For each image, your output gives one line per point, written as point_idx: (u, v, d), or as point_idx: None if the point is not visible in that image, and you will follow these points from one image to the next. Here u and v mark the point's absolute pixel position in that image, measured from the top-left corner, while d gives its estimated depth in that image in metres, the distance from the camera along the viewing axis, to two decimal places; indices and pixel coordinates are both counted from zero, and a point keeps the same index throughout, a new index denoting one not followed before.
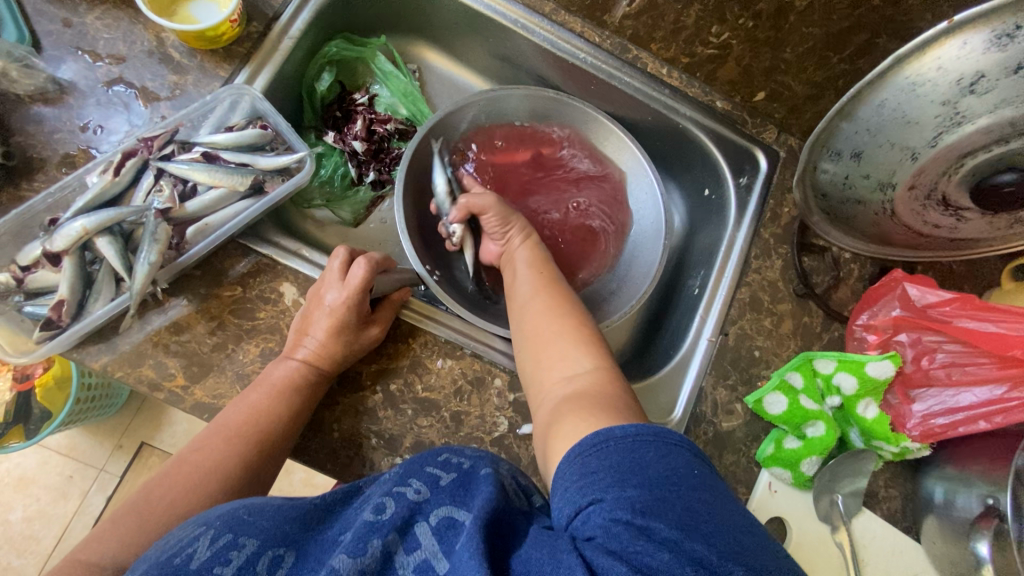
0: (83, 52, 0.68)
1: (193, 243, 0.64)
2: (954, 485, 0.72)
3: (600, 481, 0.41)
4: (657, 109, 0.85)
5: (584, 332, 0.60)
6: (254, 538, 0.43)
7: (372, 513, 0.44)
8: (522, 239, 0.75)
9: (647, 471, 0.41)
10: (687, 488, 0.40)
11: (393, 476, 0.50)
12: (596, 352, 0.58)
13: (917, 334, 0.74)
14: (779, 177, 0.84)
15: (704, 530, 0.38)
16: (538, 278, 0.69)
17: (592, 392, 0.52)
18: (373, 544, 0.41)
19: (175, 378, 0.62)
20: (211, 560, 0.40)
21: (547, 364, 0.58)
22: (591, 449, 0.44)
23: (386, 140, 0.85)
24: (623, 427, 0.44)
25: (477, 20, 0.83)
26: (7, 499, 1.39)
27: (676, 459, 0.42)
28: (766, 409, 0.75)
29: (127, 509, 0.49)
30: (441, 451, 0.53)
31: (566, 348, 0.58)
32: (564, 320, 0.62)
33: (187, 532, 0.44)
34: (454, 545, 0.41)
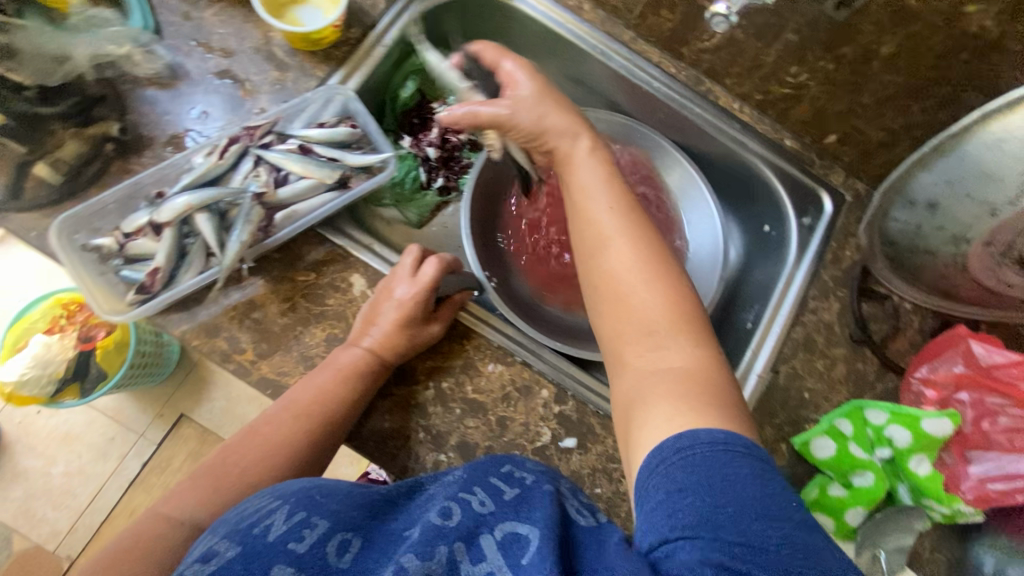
0: (196, 43, 0.73)
1: (280, 228, 0.69)
2: (1008, 559, 0.71)
3: (685, 502, 0.42)
4: (725, 142, 0.86)
5: (677, 291, 0.58)
6: (323, 522, 0.46)
7: (439, 516, 0.47)
8: (596, 154, 0.68)
9: (741, 499, 0.41)
10: (782, 523, 0.41)
11: (459, 480, 0.52)
12: (686, 323, 0.56)
13: (979, 394, 0.73)
14: (843, 221, 0.84)
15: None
16: (618, 201, 0.64)
17: (696, 378, 0.51)
18: (439, 550, 0.44)
19: (245, 352, 0.65)
20: (287, 535, 0.44)
21: (637, 331, 0.56)
22: (676, 456, 0.45)
23: (457, 149, 0.90)
24: (710, 432, 0.45)
25: (555, 42, 0.87)
26: (53, 453, 1.47)
27: (770, 483, 0.43)
28: (812, 452, 0.74)
29: (209, 470, 0.55)
30: (505, 462, 0.55)
31: (657, 316, 0.56)
32: (649, 272, 0.59)
33: (266, 502, 0.49)
34: (519, 561, 0.43)
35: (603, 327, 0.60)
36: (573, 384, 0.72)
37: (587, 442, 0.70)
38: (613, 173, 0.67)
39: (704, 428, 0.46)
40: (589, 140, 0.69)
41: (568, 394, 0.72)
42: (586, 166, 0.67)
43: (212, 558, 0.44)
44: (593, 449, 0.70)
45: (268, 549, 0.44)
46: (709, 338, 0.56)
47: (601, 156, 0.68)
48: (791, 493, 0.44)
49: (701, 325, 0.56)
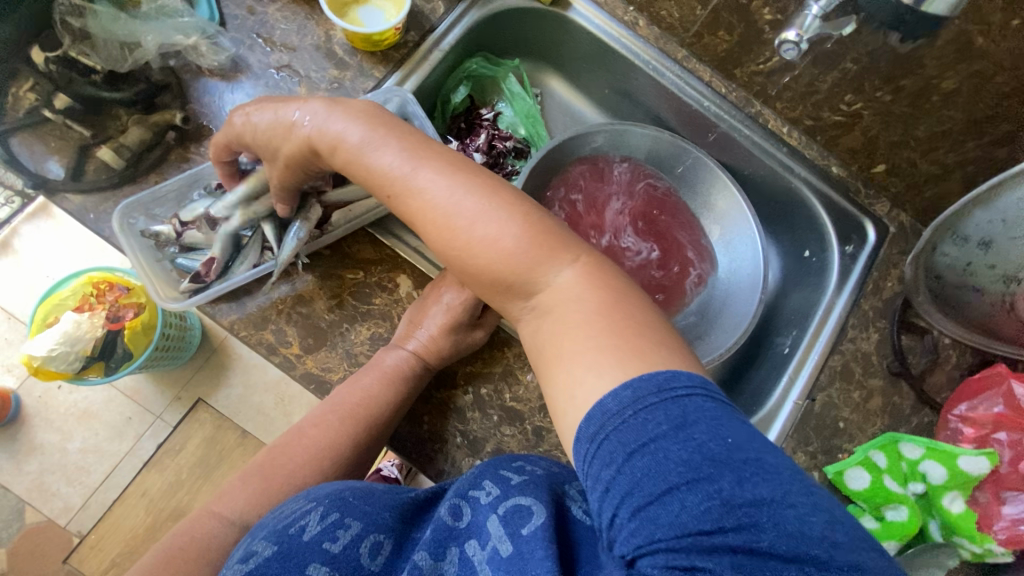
0: (259, 38, 0.74)
1: (334, 226, 0.69)
2: None
3: (621, 499, 0.40)
4: (772, 165, 0.86)
5: (515, 218, 0.50)
6: (355, 522, 0.48)
7: (451, 515, 0.50)
8: (360, 124, 0.54)
9: (667, 480, 0.39)
10: (722, 480, 0.39)
11: (469, 475, 0.55)
12: (552, 247, 0.50)
13: (1018, 435, 0.72)
14: (886, 251, 0.84)
15: (753, 543, 0.38)
16: (406, 156, 0.53)
17: (587, 312, 0.48)
18: (450, 552, 0.48)
19: (291, 346, 0.66)
20: (322, 535, 0.46)
21: (506, 287, 0.51)
22: (591, 448, 0.43)
23: (503, 156, 0.89)
24: (613, 398, 0.43)
25: (608, 56, 0.87)
26: (70, 429, 1.48)
27: (694, 436, 0.40)
28: (846, 483, 0.74)
29: (260, 469, 0.56)
30: (516, 458, 0.57)
31: (518, 260, 0.50)
32: (482, 211, 0.50)
33: (297, 504, 0.50)
34: (518, 532, 0.46)
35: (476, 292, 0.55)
36: None
37: None
38: (388, 129, 0.54)
39: (606, 394, 0.43)
40: (342, 108, 0.55)
41: None
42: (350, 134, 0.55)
43: (250, 557, 0.46)
44: None
45: (305, 548, 0.45)
46: (576, 245, 0.52)
47: (361, 113, 0.55)
48: (718, 418, 0.41)
49: (561, 237, 0.51)
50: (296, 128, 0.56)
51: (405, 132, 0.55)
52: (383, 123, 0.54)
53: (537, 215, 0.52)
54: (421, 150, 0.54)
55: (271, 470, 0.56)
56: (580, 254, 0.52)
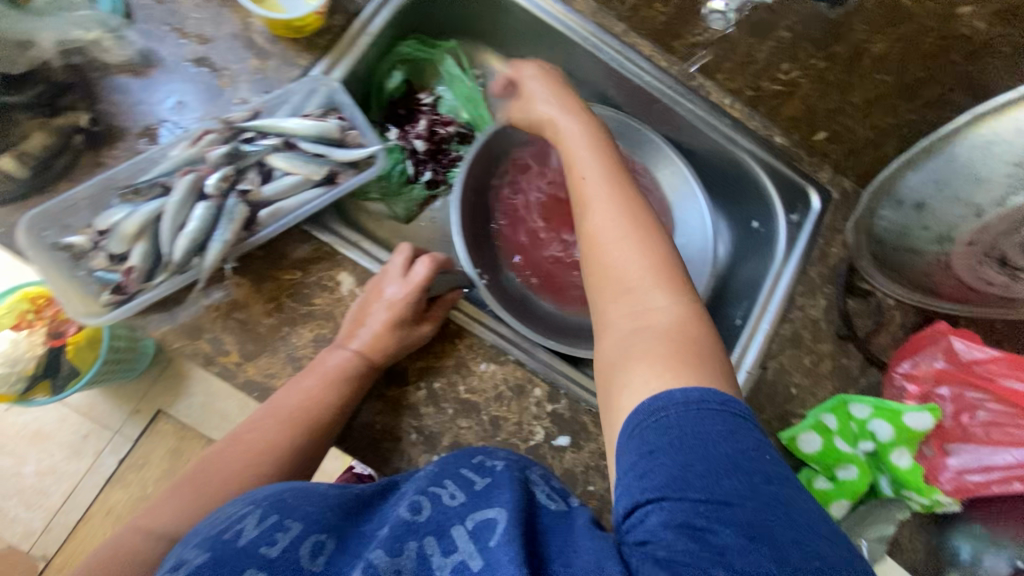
0: (170, 28, 0.69)
1: (264, 225, 0.66)
2: (982, 545, 0.74)
3: (656, 465, 0.44)
4: (715, 138, 0.86)
5: (653, 250, 0.60)
6: (297, 522, 0.47)
7: (409, 510, 0.50)
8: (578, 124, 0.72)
9: (708, 461, 0.43)
10: (755, 479, 0.43)
11: (428, 475, 0.56)
12: (671, 285, 0.57)
13: (958, 389, 0.75)
14: (830, 218, 0.85)
15: (769, 535, 0.41)
16: (605, 163, 0.68)
17: (670, 331, 0.53)
18: (409, 547, 0.47)
19: (230, 354, 0.63)
20: (260, 538, 0.45)
21: (615, 287, 0.59)
22: (649, 418, 0.47)
23: (446, 142, 0.88)
24: (686, 392, 0.47)
25: (548, 33, 0.85)
26: (23, 451, 1.42)
27: (742, 440, 0.45)
28: (799, 447, 0.75)
29: (190, 480, 0.53)
30: (476, 453, 0.59)
31: (638, 275, 0.58)
32: (637, 228, 0.61)
33: (235, 510, 0.49)
34: (488, 544, 0.46)
35: (591, 292, 0.62)
36: (567, 383, 0.72)
37: (580, 440, 0.70)
38: (599, 141, 0.70)
39: (680, 388, 0.48)
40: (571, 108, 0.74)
41: (561, 393, 0.71)
42: (570, 132, 0.71)
43: (181, 565, 0.44)
44: (585, 448, 0.70)
45: (240, 553, 0.44)
46: (689, 294, 0.57)
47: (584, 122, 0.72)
48: (764, 442, 0.46)
49: (676, 276, 0.58)
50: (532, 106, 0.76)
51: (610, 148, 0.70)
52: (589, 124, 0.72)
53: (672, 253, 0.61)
54: (612, 163, 0.68)
55: (205, 479, 0.53)
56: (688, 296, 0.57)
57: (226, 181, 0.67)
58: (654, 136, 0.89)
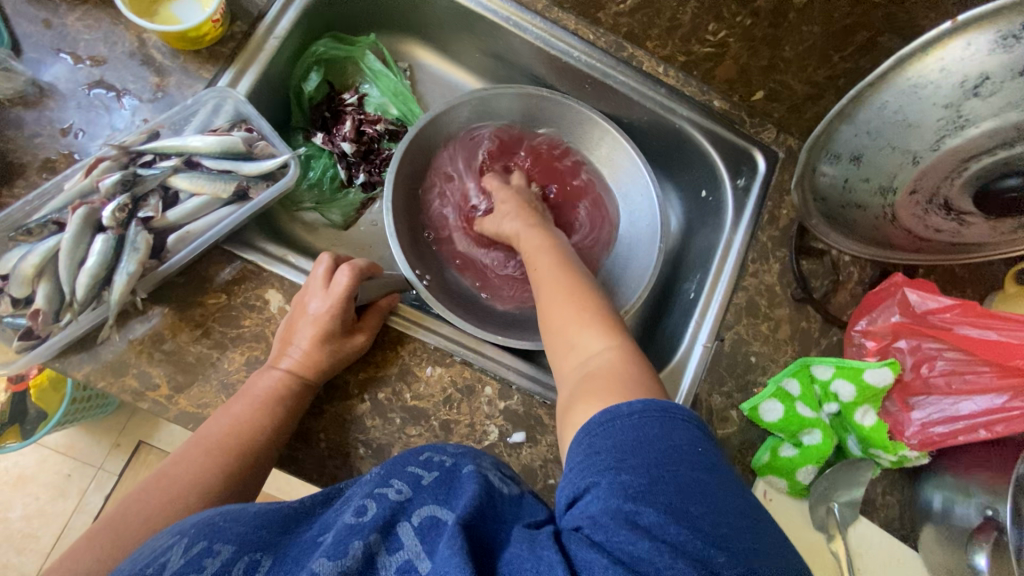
0: (63, 54, 0.67)
1: (174, 253, 0.63)
2: (953, 495, 0.73)
3: (596, 459, 0.42)
4: (654, 109, 0.83)
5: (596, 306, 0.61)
6: (230, 544, 0.45)
7: (354, 515, 0.46)
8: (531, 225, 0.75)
9: (645, 454, 0.41)
10: (688, 468, 0.41)
11: (374, 477, 0.51)
12: (610, 332, 0.57)
13: (917, 341, 0.72)
14: (778, 179, 0.83)
15: (697, 517, 0.38)
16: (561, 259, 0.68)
17: (611, 369, 0.52)
18: (353, 547, 0.42)
19: (159, 387, 0.61)
20: (187, 566, 0.42)
21: (562, 343, 0.59)
22: (598, 427, 0.45)
23: (376, 141, 0.84)
24: (631, 403, 0.45)
25: (468, 18, 0.81)
26: (7, 498, 1.40)
27: (679, 434, 0.43)
28: (761, 416, 0.73)
29: (108, 523, 0.50)
30: (423, 451, 0.55)
31: (578, 326, 0.58)
32: (575, 290, 0.62)
33: (161, 542, 0.46)
34: (436, 545, 0.42)
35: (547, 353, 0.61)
36: (517, 378, 0.70)
37: (536, 434, 0.69)
38: (551, 241, 0.72)
39: (625, 401, 0.46)
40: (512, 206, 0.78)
41: (513, 389, 0.70)
42: (527, 237, 0.73)
43: None
44: (543, 441, 0.68)
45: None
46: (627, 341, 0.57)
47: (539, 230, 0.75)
48: (707, 438, 0.44)
49: (614, 324, 0.58)
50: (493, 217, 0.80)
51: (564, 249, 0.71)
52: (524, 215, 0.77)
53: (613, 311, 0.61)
54: (566, 258, 0.69)
55: (125, 522, 0.50)
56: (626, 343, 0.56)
57: (123, 211, 0.63)
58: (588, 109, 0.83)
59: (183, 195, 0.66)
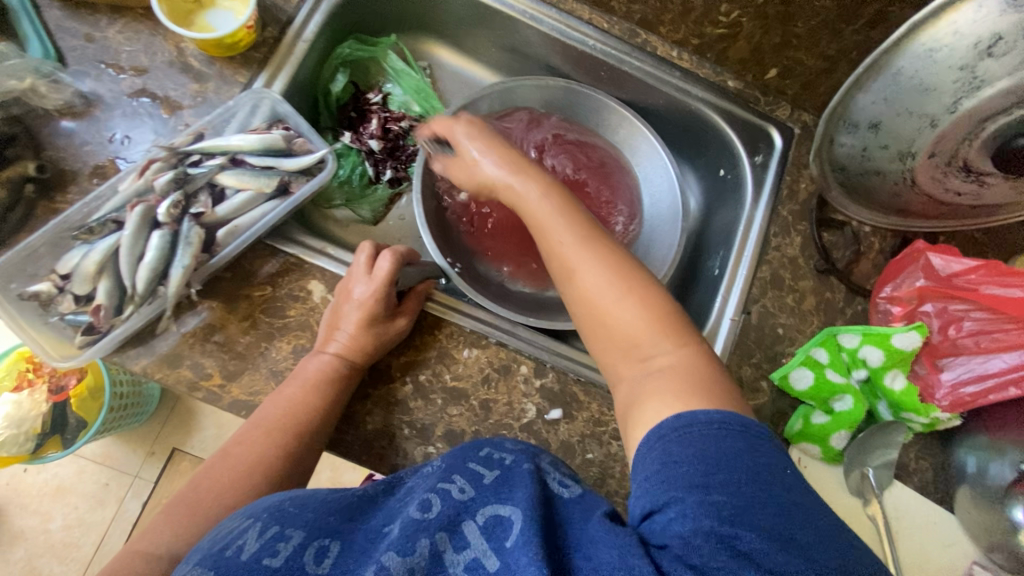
0: (106, 66, 0.70)
1: (224, 246, 0.66)
2: (987, 455, 0.73)
3: (676, 477, 0.43)
4: (669, 92, 0.85)
5: (650, 296, 0.56)
6: (299, 529, 0.46)
7: (419, 509, 0.46)
8: (518, 180, 0.65)
9: (734, 471, 0.42)
10: (776, 488, 0.43)
11: (437, 471, 0.52)
12: (675, 330, 0.54)
13: (942, 303, 0.73)
14: (794, 154, 0.84)
15: (797, 543, 0.40)
16: (584, 229, 0.60)
17: (682, 378, 0.51)
18: (421, 544, 0.43)
19: (212, 377, 0.63)
20: (261, 551, 0.44)
21: (621, 344, 0.55)
22: (673, 433, 0.46)
23: (401, 138, 0.87)
24: (707, 412, 0.46)
25: (485, 14, 0.84)
26: (47, 509, 1.42)
27: (762, 452, 0.44)
28: (792, 384, 0.75)
29: (180, 501, 0.54)
30: (482, 445, 0.55)
31: (636, 320, 0.55)
32: (622, 274, 0.57)
33: (235, 526, 0.48)
34: (503, 544, 0.42)
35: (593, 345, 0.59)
36: (550, 356, 0.72)
37: (572, 410, 0.71)
38: (562, 202, 0.62)
39: (703, 408, 0.47)
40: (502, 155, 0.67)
41: (548, 367, 0.72)
42: (529, 192, 0.63)
43: None
44: (579, 417, 0.70)
45: (243, 568, 0.43)
46: (692, 337, 0.54)
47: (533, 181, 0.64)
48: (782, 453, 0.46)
49: (676, 320, 0.55)
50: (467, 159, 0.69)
51: (569, 201, 0.63)
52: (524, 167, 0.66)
53: (665, 293, 0.57)
54: (587, 222, 0.60)
55: (198, 496, 0.54)
56: (695, 341, 0.54)
57: (177, 207, 0.66)
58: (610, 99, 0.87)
59: (229, 191, 0.69)
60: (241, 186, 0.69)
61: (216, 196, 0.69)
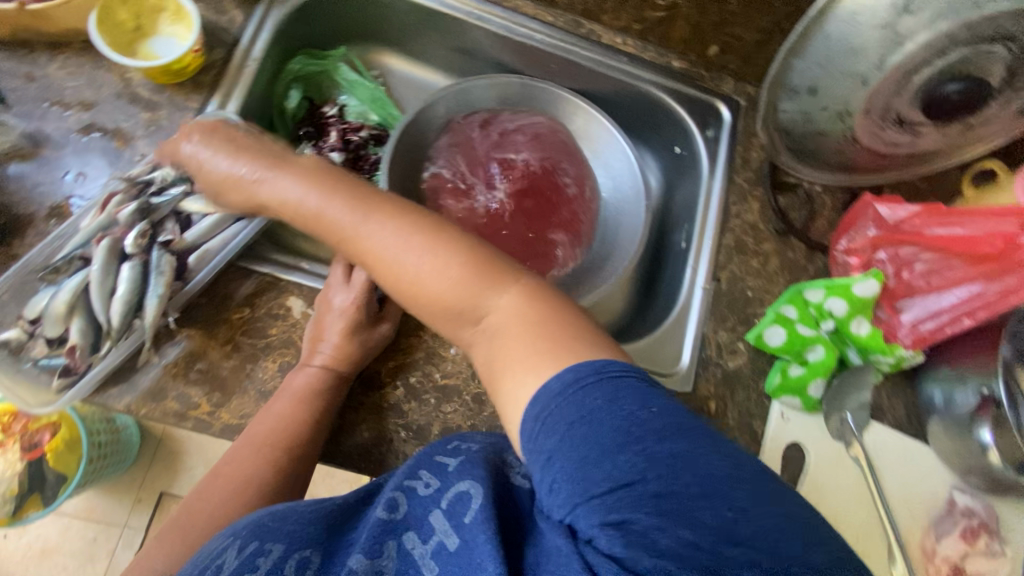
0: (51, 104, 0.68)
1: (197, 272, 0.66)
2: (950, 385, 0.78)
3: (556, 471, 0.40)
4: (618, 78, 0.88)
5: (453, 250, 0.52)
6: (280, 542, 0.46)
7: (386, 509, 0.48)
8: (282, 175, 0.60)
9: (601, 445, 0.39)
10: (653, 447, 0.39)
11: (404, 467, 0.53)
12: (495, 275, 0.51)
13: (894, 249, 0.78)
14: (742, 124, 0.88)
15: (689, 509, 0.37)
16: (363, 204, 0.56)
17: (516, 324, 0.48)
18: (388, 544, 0.46)
19: (200, 406, 0.62)
20: (241, 568, 0.44)
21: (449, 312, 0.52)
22: (535, 422, 0.43)
23: (362, 147, 0.86)
24: (558, 377, 0.43)
25: (431, 19, 0.86)
26: (33, 573, 1.35)
27: (625, 404, 0.41)
28: (766, 342, 0.78)
29: (174, 525, 0.56)
30: (450, 439, 0.56)
31: (449, 283, 0.51)
32: (419, 237, 0.53)
33: (217, 545, 0.49)
34: (462, 521, 0.44)
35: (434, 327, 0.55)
36: None
37: None
38: (336, 183, 0.58)
39: (555, 373, 0.44)
40: (268, 155, 0.62)
41: None
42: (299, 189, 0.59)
43: None
44: None
45: None
46: (516, 272, 0.52)
47: (292, 176, 0.60)
48: (651, 393, 0.43)
49: (492, 261, 0.52)
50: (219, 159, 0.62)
51: (337, 182, 0.58)
52: (285, 162, 0.61)
53: (467, 238, 0.54)
54: (366, 197, 0.57)
55: (189, 522, 0.55)
56: (516, 274, 0.52)
57: (144, 237, 0.66)
58: (562, 91, 0.89)
59: (196, 216, 0.68)
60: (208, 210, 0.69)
61: (183, 223, 0.68)
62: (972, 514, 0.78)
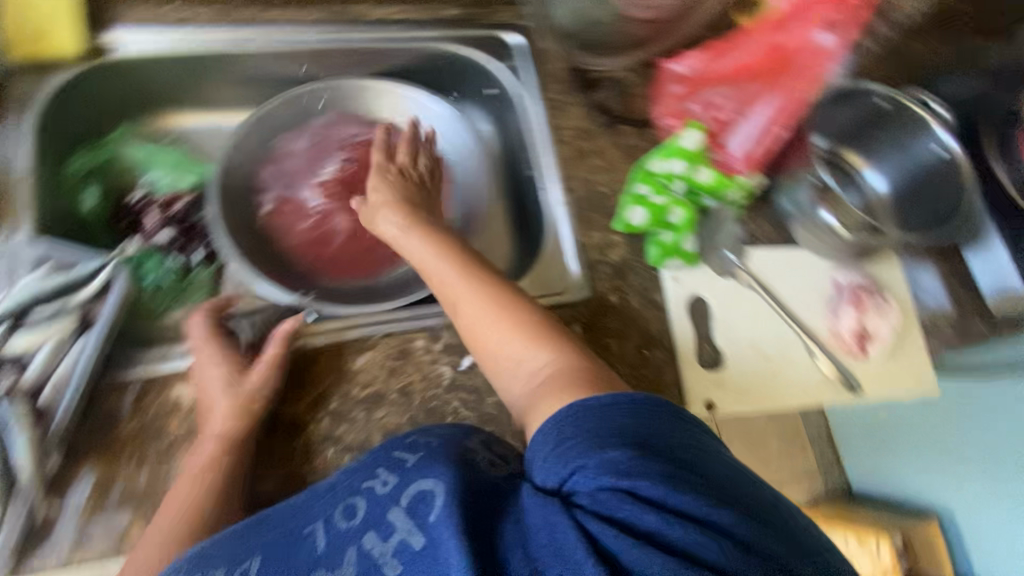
0: None
1: (57, 403, 0.62)
2: (791, 189, 0.88)
3: (573, 454, 0.46)
4: (405, 46, 0.89)
5: (524, 318, 0.63)
6: (221, 565, 0.52)
7: (346, 517, 0.51)
8: (414, 237, 0.71)
9: (624, 432, 0.46)
10: (668, 446, 0.46)
11: (360, 467, 0.56)
12: (551, 341, 0.61)
13: (698, 96, 0.87)
14: (534, 42, 0.92)
15: (691, 483, 0.44)
16: (463, 266, 0.67)
17: (566, 375, 0.57)
18: (348, 553, 0.48)
19: (130, 528, 0.59)
20: None
21: (506, 361, 0.62)
22: (568, 418, 0.49)
23: (188, 216, 0.84)
24: (598, 397, 0.50)
25: (198, 64, 0.83)
26: None
27: (646, 412, 0.48)
28: (633, 225, 0.84)
29: None
30: (409, 434, 0.58)
31: (517, 340, 0.62)
32: (498, 299, 0.64)
33: None
34: (426, 518, 0.46)
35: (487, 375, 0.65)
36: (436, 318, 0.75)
37: None
38: (444, 248, 0.70)
39: (596, 394, 0.51)
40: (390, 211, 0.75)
41: (439, 328, 0.74)
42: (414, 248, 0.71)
43: None
44: None
45: None
46: (571, 345, 0.62)
47: (422, 236, 0.71)
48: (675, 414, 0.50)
49: (553, 332, 0.62)
50: (371, 218, 0.75)
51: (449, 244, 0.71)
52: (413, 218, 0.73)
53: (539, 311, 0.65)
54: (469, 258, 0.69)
55: None
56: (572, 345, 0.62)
57: None
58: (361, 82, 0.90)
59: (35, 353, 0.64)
60: (41, 340, 0.65)
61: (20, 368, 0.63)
62: (854, 284, 0.88)
